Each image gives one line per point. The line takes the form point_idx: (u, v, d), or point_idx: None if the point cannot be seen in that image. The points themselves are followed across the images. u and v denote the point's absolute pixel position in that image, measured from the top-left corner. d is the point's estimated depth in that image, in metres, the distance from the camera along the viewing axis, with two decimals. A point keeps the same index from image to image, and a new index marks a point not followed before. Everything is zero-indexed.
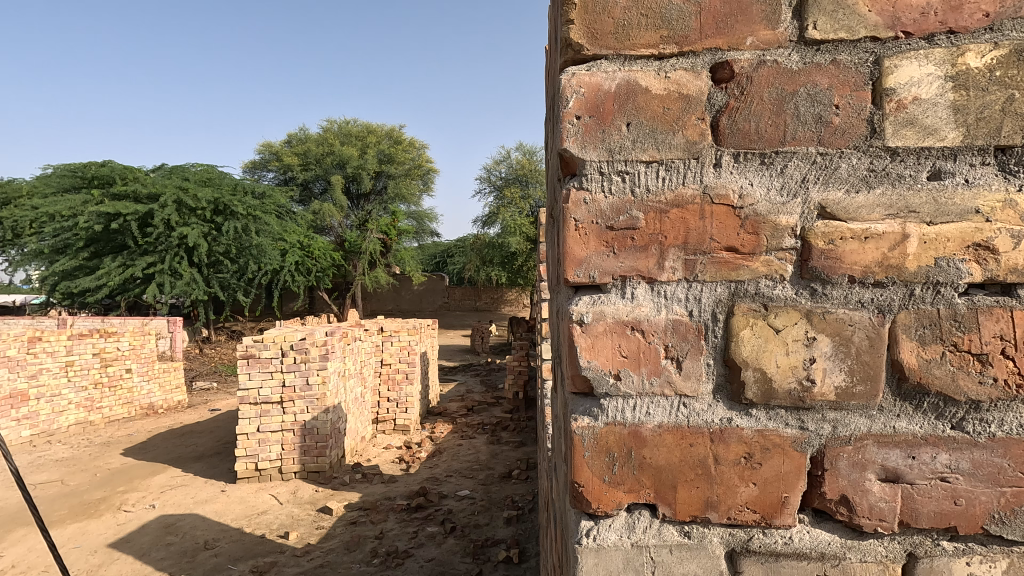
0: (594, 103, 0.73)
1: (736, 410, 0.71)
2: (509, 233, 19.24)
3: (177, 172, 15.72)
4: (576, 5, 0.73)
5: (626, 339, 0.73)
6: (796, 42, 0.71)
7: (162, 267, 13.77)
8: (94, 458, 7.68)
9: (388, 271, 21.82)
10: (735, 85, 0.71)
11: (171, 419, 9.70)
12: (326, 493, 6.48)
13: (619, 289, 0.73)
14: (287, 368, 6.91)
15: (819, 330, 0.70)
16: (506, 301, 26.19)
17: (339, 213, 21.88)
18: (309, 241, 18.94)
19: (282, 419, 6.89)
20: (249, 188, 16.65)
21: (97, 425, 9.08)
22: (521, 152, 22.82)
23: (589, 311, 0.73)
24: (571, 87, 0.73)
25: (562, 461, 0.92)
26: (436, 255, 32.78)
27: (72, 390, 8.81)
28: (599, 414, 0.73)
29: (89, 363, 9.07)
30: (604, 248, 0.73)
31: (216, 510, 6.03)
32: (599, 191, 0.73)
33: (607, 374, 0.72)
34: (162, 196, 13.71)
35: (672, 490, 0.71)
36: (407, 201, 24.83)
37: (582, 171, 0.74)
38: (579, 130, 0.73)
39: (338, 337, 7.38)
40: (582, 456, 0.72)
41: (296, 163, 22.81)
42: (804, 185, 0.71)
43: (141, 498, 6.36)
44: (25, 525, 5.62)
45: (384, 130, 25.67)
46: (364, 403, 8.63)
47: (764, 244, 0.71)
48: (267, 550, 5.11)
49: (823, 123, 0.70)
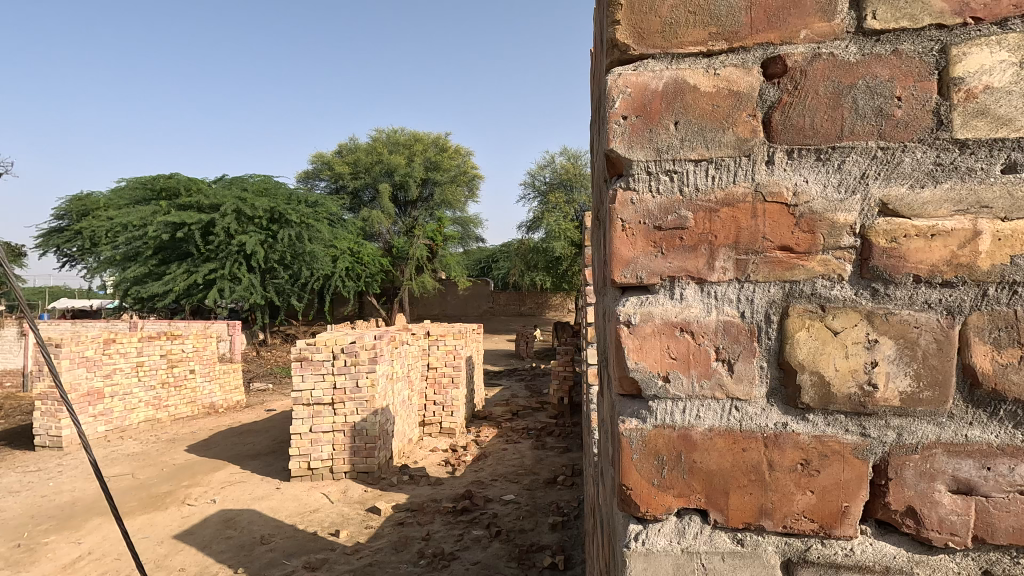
0: (641, 102, 0.72)
1: (792, 415, 0.68)
2: (554, 238, 19.15)
3: (237, 183, 16.54)
4: (621, 6, 0.73)
5: (674, 342, 0.72)
6: (853, 33, 0.68)
7: (223, 273, 14.50)
8: (161, 454, 8.14)
9: (434, 275, 22.16)
10: (789, 80, 0.69)
11: (230, 418, 10.17)
12: (375, 494, 6.63)
13: (667, 290, 0.72)
14: (338, 370, 7.12)
15: (881, 332, 0.66)
16: (551, 306, 26.06)
17: (387, 219, 22.42)
18: (359, 248, 19.49)
19: (333, 420, 7.09)
20: (303, 197, 17.34)
21: (164, 423, 9.63)
22: (565, 157, 22.71)
23: (636, 312, 0.72)
24: (618, 87, 0.73)
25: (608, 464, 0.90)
26: (481, 260, 33.06)
27: (141, 389, 9.40)
28: (647, 416, 0.72)
29: (157, 364, 9.65)
30: (652, 248, 0.72)
31: (272, 506, 6.26)
32: (646, 190, 0.73)
33: (655, 376, 0.71)
34: (223, 206, 14.47)
35: (724, 496, 0.69)
36: (453, 208, 25.19)
37: (629, 171, 0.73)
38: (625, 130, 0.72)
39: (387, 340, 7.56)
40: (630, 459, 0.71)
41: (346, 172, 23.54)
42: (865, 181, 0.68)
43: (203, 493, 6.69)
44: (100, 514, 6.01)
45: (431, 138, 26.18)
46: (411, 406, 8.79)
47: (821, 244, 0.68)
48: (319, 547, 5.27)
49: (884, 116, 0.67)
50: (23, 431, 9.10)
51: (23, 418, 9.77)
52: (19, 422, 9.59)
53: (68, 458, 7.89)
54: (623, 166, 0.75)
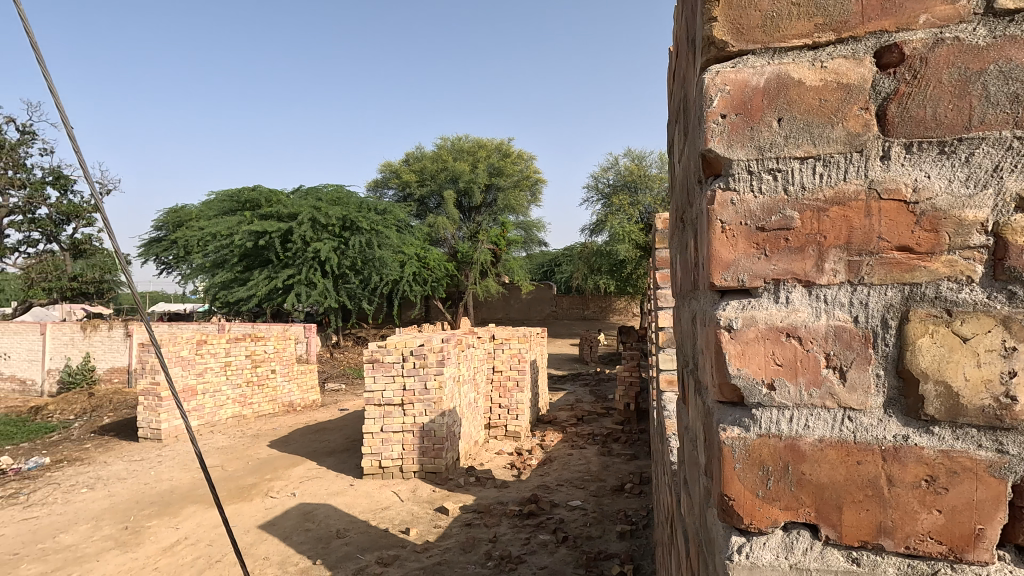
0: (741, 100, 0.70)
1: (915, 427, 0.64)
2: (618, 241, 18.84)
3: (313, 193, 17.46)
4: (718, 2, 0.70)
5: (778, 346, 0.69)
6: (982, 14, 0.63)
7: (300, 279, 15.34)
8: (247, 448, 8.70)
9: (498, 279, 22.39)
10: (908, 68, 0.64)
11: (307, 416, 10.72)
12: (443, 494, 6.78)
13: (771, 293, 0.69)
14: (407, 372, 7.34)
15: (1018, 340, 0.61)
16: (615, 310, 25.64)
17: (452, 225, 22.90)
18: (425, 253, 20.03)
19: (403, 420, 7.31)
20: (372, 205, 18.06)
21: (248, 419, 10.29)
22: (629, 158, 22.30)
23: (738, 316, 0.69)
24: (715, 86, 0.71)
25: (698, 474, 0.87)
26: (544, 265, 33.09)
27: (229, 386, 10.09)
28: (750, 425, 0.69)
29: (242, 364, 10.33)
30: (754, 250, 0.70)
31: (346, 502, 6.54)
32: (748, 190, 0.70)
33: (758, 384, 0.69)
34: (300, 215, 15.34)
35: (838, 511, 0.65)
36: (516, 212, 25.38)
37: (730, 170, 0.71)
38: (724, 129, 0.71)
39: (453, 343, 7.72)
40: (733, 468, 0.69)
41: (413, 180, 24.26)
42: (997, 174, 0.63)
43: (283, 486, 7.08)
44: (194, 502, 6.49)
45: (494, 144, 26.49)
46: (477, 408, 8.93)
47: (946, 243, 0.64)
48: (390, 543, 5.45)
49: (1021, 105, 0.61)
50: (129, 424, 10.01)
51: (128, 412, 10.74)
52: (125, 415, 10.55)
53: (166, 449, 8.59)
54: (721, 166, 0.73)
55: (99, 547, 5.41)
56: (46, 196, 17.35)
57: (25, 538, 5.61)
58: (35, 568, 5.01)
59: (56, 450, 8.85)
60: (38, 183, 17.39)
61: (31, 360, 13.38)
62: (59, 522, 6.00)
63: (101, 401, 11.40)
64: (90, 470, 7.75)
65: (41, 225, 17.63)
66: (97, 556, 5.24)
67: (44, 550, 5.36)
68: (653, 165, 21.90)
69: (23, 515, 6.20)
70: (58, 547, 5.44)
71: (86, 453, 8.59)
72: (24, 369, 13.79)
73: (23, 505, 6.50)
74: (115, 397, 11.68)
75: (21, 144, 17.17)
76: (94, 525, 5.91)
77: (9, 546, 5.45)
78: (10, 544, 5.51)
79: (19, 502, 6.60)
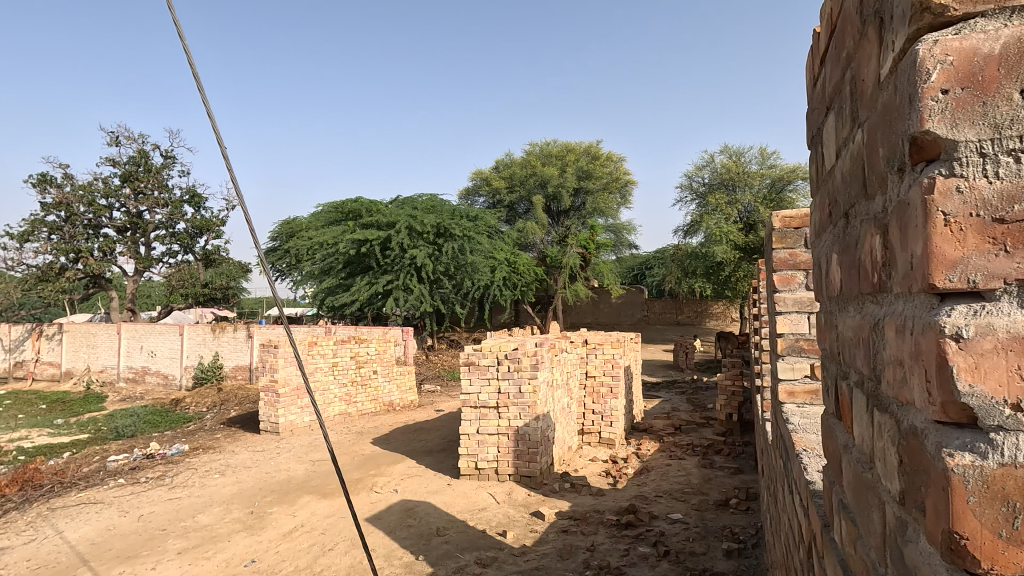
0: (970, 71, 0.60)
1: None
2: (714, 242, 17.90)
3: (409, 203, 18.29)
4: None
5: (1023, 362, 0.57)
6: None
7: (397, 284, 16.09)
8: (353, 444, 9.24)
9: (586, 283, 22.15)
10: None
11: (406, 416, 11.20)
12: (538, 498, 6.78)
13: (1016, 297, 0.57)
14: (502, 376, 7.43)
15: None
16: (712, 315, 24.42)
17: (541, 230, 22.98)
18: (515, 258, 20.29)
19: (498, 423, 7.41)
20: (464, 213, 18.58)
21: (354, 416, 10.93)
22: (726, 155, 21.17)
23: (970, 324, 0.57)
24: (934, 55, 0.61)
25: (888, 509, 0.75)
26: (635, 268, 32.28)
27: (336, 385, 10.77)
28: (989, 452, 0.57)
29: (348, 364, 10.99)
30: (990, 245, 0.58)
31: (445, 500, 6.72)
32: (979, 176, 0.59)
33: (1000, 405, 0.56)
34: (397, 224, 16.12)
35: None
36: (606, 215, 24.98)
37: (954, 153, 0.61)
38: (949, 105, 0.60)
39: (547, 348, 7.72)
40: (967, 503, 0.57)
41: (503, 187, 24.66)
42: None
43: (387, 482, 7.42)
44: (308, 493, 6.97)
45: (583, 148, 26.29)
46: (571, 413, 8.85)
47: None
48: (488, 544, 5.52)
49: None
50: (251, 417, 10.98)
51: (251, 407, 11.79)
52: (248, 410, 11.59)
53: (283, 442, 9.32)
54: (940, 148, 0.62)
55: (230, 529, 5.96)
56: (184, 213, 19.59)
57: (170, 516, 6.30)
58: (178, 544, 5.61)
59: (193, 439, 9.90)
60: (177, 201, 19.68)
61: (171, 357, 15.10)
62: (196, 504, 6.68)
63: (228, 396, 12.63)
64: (221, 458, 8.58)
65: (180, 238, 19.92)
66: (228, 537, 5.77)
67: (186, 528, 5.99)
68: (752, 160, 20.58)
69: (168, 496, 6.98)
70: (196, 526, 6.06)
71: (217, 443, 9.53)
72: (163, 365, 15.19)
73: (168, 487, 7.32)
74: (239, 393, 12.89)
75: (164, 168, 19.53)
76: (225, 509, 6.52)
77: (158, 522, 6.15)
78: (159, 520, 6.21)
79: (165, 484, 7.44)
